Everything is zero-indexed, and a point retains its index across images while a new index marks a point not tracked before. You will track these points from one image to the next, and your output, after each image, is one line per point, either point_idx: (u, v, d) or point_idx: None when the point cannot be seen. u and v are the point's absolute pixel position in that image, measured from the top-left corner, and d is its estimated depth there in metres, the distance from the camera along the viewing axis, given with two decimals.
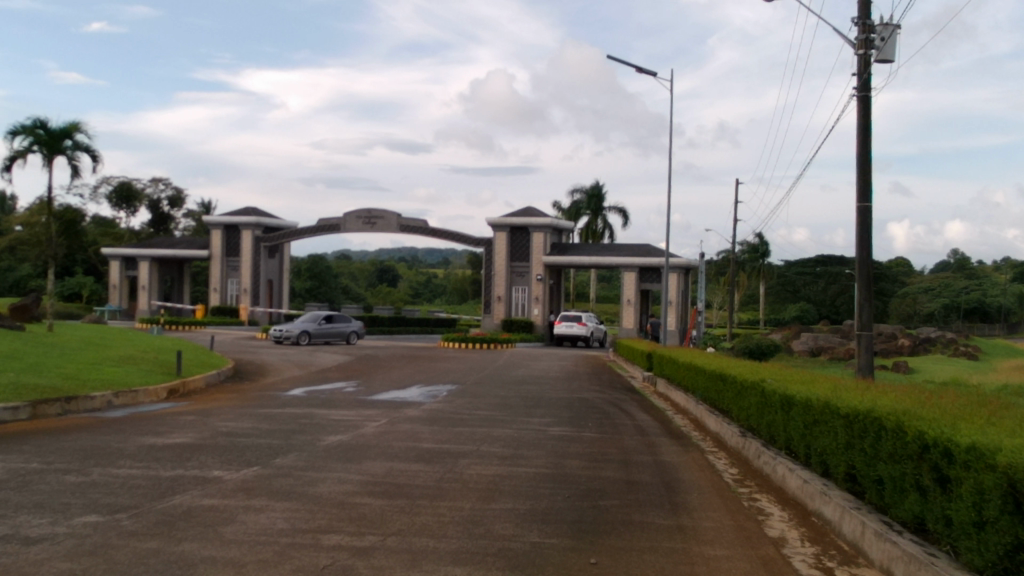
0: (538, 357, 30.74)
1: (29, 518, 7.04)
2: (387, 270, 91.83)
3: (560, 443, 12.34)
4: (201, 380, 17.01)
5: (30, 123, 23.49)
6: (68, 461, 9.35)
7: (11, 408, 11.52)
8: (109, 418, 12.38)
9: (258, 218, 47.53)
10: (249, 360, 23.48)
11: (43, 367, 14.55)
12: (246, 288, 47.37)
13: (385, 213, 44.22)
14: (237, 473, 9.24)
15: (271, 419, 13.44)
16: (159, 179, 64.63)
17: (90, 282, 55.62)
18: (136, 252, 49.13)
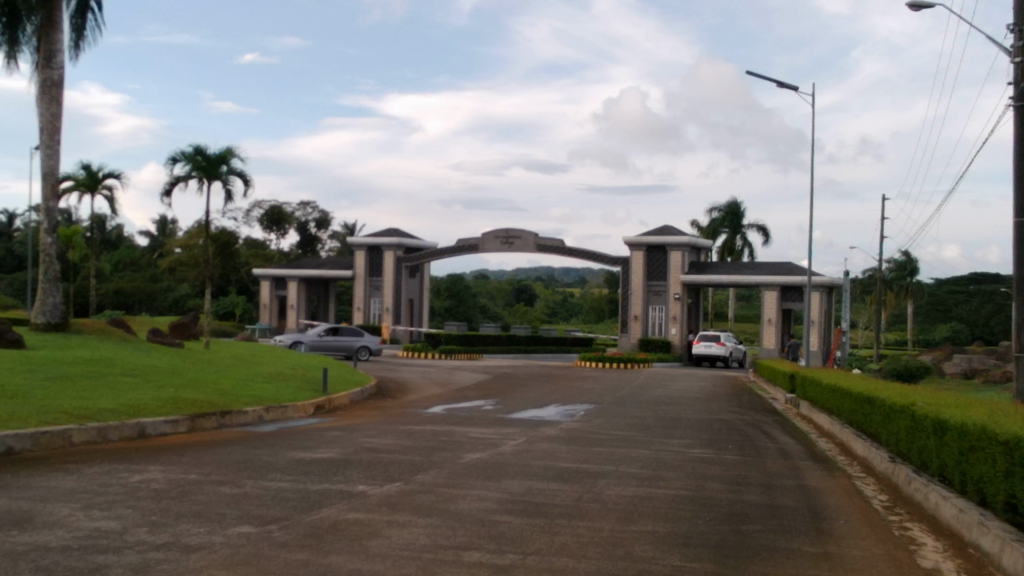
0: (676, 378, 30.34)
1: (188, 526, 7.41)
2: (525, 289, 92.51)
3: (700, 465, 12.16)
4: (346, 397, 17.48)
5: (190, 150, 24.81)
6: (224, 473, 9.78)
7: (171, 421, 12.12)
8: (260, 432, 12.90)
9: (399, 239, 48.70)
10: (391, 378, 24.04)
11: (199, 383, 15.23)
12: (388, 307, 48.54)
13: (522, 232, 44.64)
14: (381, 488, 9.48)
15: (413, 436, 13.72)
16: (307, 202, 67.06)
17: (242, 301, 58.10)
18: (285, 272, 51.06)
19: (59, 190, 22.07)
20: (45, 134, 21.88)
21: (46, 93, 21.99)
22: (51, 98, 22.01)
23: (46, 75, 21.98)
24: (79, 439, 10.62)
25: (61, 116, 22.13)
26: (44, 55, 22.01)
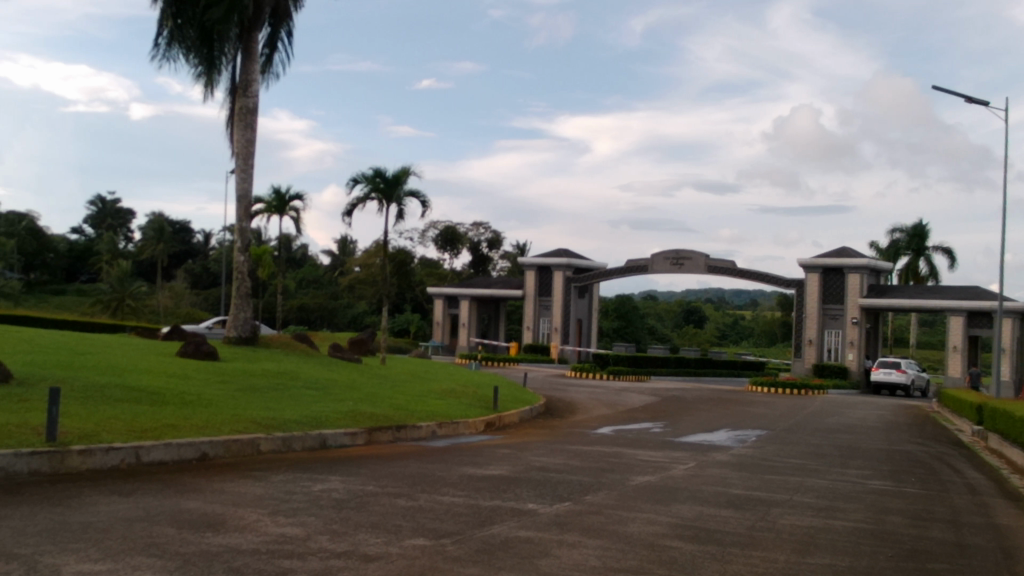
0: (853, 406, 29.14)
1: (367, 536, 7.67)
2: (694, 311, 91.20)
3: (881, 498, 11.64)
4: (515, 415, 17.66)
5: (370, 173, 25.78)
6: (399, 486, 10.08)
7: (349, 433, 12.56)
8: (434, 447, 13.22)
9: (568, 259, 48.96)
10: (559, 398, 24.14)
11: (376, 398, 15.75)
12: (556, 327, 48.77)
13: (693, 253, 44.07)
14: (551, 507, 9.53)
15: (582, 456, 13.73)
16: (479, 223, 68.46)
17: (416, 319, 59.88)
18: (457, 291, 52.22)
19: (251, 211, 23.36)
20: (240, 159, 23.23)
21: (242, 120, 23.35)
22: (246, 124, 23.34)
23: (242, 103, 23.32)
24: (267, 447, 11.15)
25: (254, 141, 23.44)
26: (241, 84, 23.36)
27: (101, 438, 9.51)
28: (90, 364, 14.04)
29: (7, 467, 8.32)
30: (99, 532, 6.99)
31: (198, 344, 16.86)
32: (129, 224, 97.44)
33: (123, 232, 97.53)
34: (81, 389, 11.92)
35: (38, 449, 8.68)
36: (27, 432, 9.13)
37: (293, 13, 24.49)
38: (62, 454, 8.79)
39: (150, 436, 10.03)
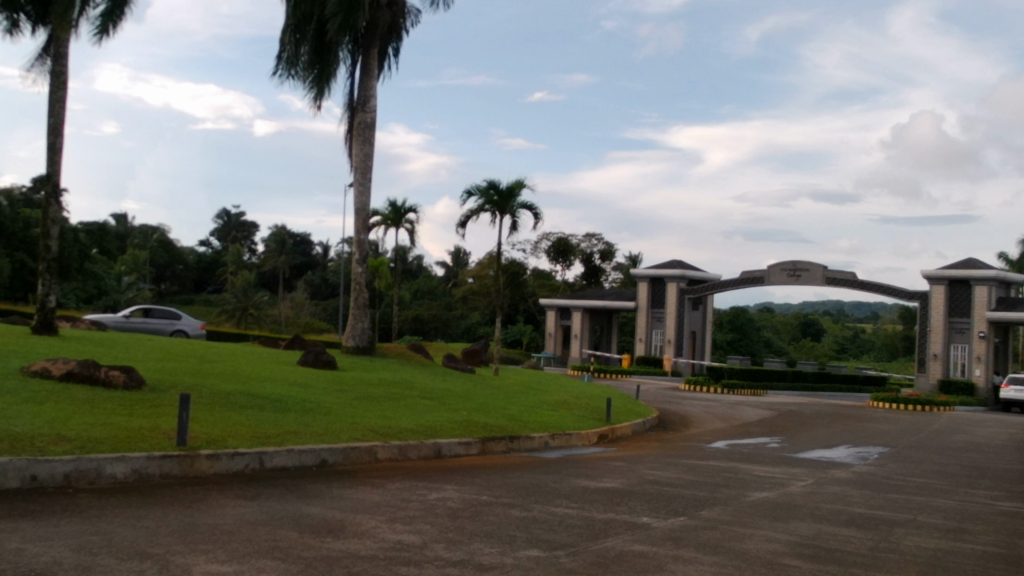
0: (983, 423, 27.93)
1: (481, 545, 7.72)
2: (812, 324, 89.03)
3: (1011, 520, 11.12)
4: (628, 428, 17.53)
5: (484, 185, 26.03)
6: (513, 496, 10.13)
7: (464, 442, 12.70)
8: (547, 458, 13.25)
9: (682, 271, 48.43)
10: (674, 411, 23.87)
11: (489, 408, 15.89)
12: (669, 339, 48.26)
13: (810, 264, 43.04)
14: (665, 521, 9.44)
15: (697, 470, 13.55)
16: (592, 234, 68.38)
17: (529, 330, 60.14)
18: (570, 303, 52.25)
19: (369, 224, 23.88)
20: (359, 173, 23.77)
21: (360, 135, 23.89)
22: (364, 138, 23.88)
23: (361, 118, 23.88)
24: (383, 456, 11.35)
25: (372, 155, 23.95)
26: (360, 99, 23.93)
27: (227, 443, 9.84)
28: (216, 372, 14.55)
29: (140, 468, 8.66)
30: (227, 535, 7.23)
31: (318, 353, 17.32)
32: (254, 236, 100.93)
33: (248, 244, 101.09)
34: (209, 395, 12.37)
35: (169, 452, 9.03)
36: (160, 436, 9.52)
37: (408, 29, 24.96)
38: (191, 458, 9.12)
39: (274, 442, 10.34)
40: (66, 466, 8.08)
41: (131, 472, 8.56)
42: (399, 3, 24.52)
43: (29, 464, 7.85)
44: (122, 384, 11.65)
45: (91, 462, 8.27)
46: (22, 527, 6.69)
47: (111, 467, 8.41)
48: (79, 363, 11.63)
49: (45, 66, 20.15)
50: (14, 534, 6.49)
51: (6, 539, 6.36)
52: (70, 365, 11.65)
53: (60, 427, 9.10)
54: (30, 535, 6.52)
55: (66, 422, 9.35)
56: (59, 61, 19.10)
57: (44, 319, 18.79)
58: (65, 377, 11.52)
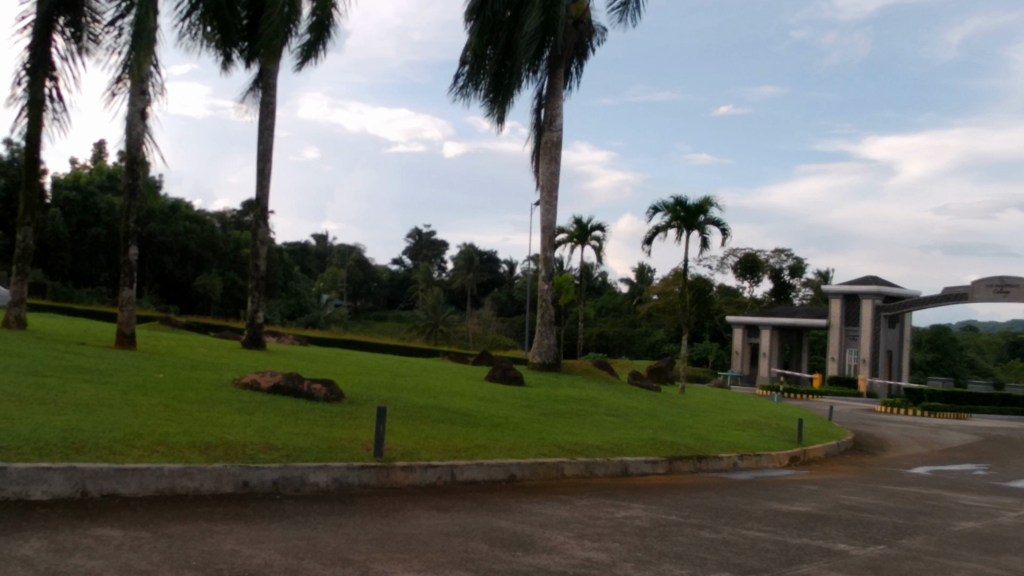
0: None
1: (671, 566, 7.63)
2: (1021, 343, 83.39)
3: None
4: (821, 450, 16.91)
5: (671, 202, 25.82)
6: (703, 517, 9.95)
7: (650, 461, 12.59)
8: (736, 480, 12.95)
9: (878, 287, 46.35)
10: (870, 434, 22.85)
11: (675, 426, 15.70)
12: (864, 358, 46.19)
13: (1020, 280, 40.35)
14: (864, 549, 9.04)
15: (896, 497, 12.90)
16: (781, 250, 66.53)
17: (715, 348, 59.04)
18: (758, 320, 50.99)
19: (555, 241, 24.15)
20: (545, 192, 24.08)
21: (547, 154, 24.19)
22: (551, 157, 24.16)
23: (548, 137, 24.19)
24: (571, 472, 11.40)
25: (559, 173, 24.19)
26: (547, 119, 24.28)
27: (422, 455, 10.16)
28: (409, 386, 15.04)
29: (340, 478, 9.02)
30: (422, 544, 7.45)
31: (505, 369, 17.63)
32: (443, 255, 103.82)
33: (437, 262, 104.09)
34: (404, 409, 12.80)
35: (367, 464, 9.38)
36: (359, 447, 9.93)
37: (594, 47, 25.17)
38: (387, 469, 9.44)
39: (464, 455, 10.60)
40: (274, 473, 8.52)
41: (332, 481, 8.94)
42: (585, 22, 24.86)
43: (241, 470, 8.32)
44: (324, 397, 12.23)
45: (296, 470, 8.69)
46: (235, 530, 7.11)
47: (315, 476, 8.82)
48: (285, 376, 12.29)
49: (257, 97, 21.43)
50: (229, 536, 6.91)
51: (222, 540, 6.77)
52: (277, 378, 12.33)
53: (269, 436, 9.64)
54: (243, 537, 6.92)
55: (273, 432, 9.87)
56: (269, 92, 20.32)
57: (252, 334, 19.89)
58: (273, 389, 12.20)
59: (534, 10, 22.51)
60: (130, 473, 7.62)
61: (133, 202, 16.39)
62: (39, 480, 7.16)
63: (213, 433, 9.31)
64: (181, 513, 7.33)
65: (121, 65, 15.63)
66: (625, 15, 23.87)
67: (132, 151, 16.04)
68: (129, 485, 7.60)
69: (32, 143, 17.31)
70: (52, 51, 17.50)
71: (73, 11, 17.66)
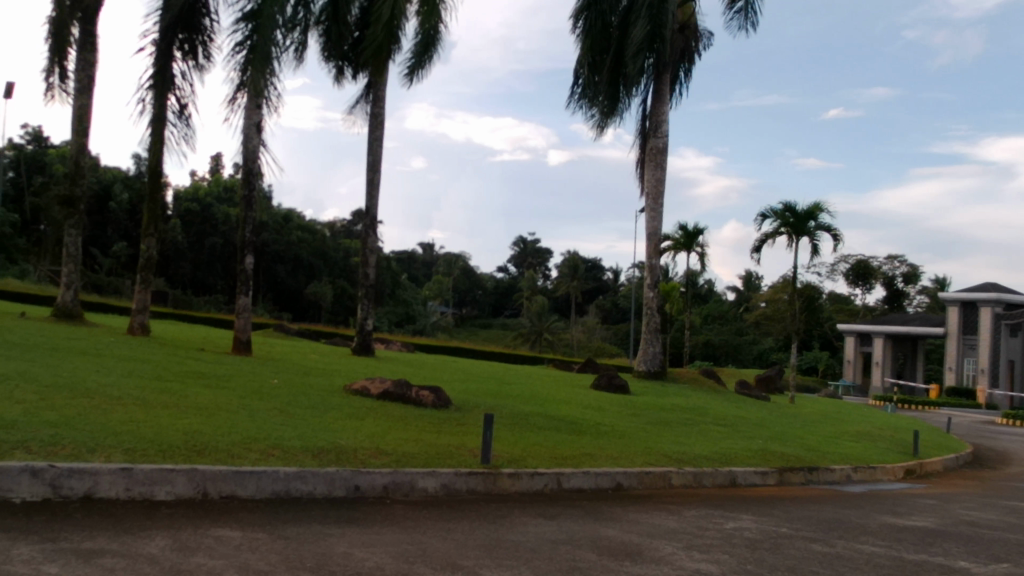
0: None
1: None
2: None
3: None
4: (939, 463, 16.32)
5: (781, 207, 25.34)
6: (815, 530, 9.71)
7: (760, 472, 12.34)
8: (850, 493, 12.60)
9: (998, 294, 44.55)
10: (990, 447, 21.97)
11: (785, 436, 15.38)
12: (983, 368, 44.42)
13: None
14: (986, 567, 8.68)
15: (1020, 513, 12.35)
16: (895, 256, 64.57)
17: (825, 357, 57.64)
18: (871, 328, 49.57)
19: (661, 248, 23.98)
20: (651, 199, 24.00)
21: (652, 160, 24.11)
22: (657, 163, 24.07)
23: (653, 144, 24.09)
24: (678, 481, 11.27)
25: (665, 179, 24.06)
26: (652, 125, 24.16)
27: (528, 462, 10.18)
28: (515, 393, 15.09)
29: (448, 483, 9.10)
30: (529, 552, 7.46)
31: (610, 377, 17.57)
32: (547, 262, 104.11)
33: (542, 270, 104.40)
34: (511, 416, 12.87)
35: (475, 470, 9.45)
36: (466, 454, 10.02)
37: (701, 51, 24.93)
38: (494, 475, 9.48)
39: (571, 463, 10.58)
40: (384, 478, 8.65)
41: (441, 487, 9.02)
42: (691, 27, 24.64)
43: (352, 475, 8.47)
44: (432, 404, 12.37)
45: (406, 475, 8.80)
46: (348, 533, 7.25)
47: (424, 481, 8.92)
48: (393, 383, 12.48)
49: (366, 108, 21.89)
50: (342, 539, 7.05)
51: (335, 542, 6.92)
52: (386, 385, 12.53)
53: (379, 442, 9.82)
54: (355, 540, 7.05)
55: (383, 437, 10.04)
56: (377, 104, 20.75)
57: (362, 341, 20.28)
58: (382, 395, 12.40)
59: (641, 20, 22.45)
60: (248, 475, 7.84)
61: (248, 214, 16.93)
62: (163, 481, 7.41)
63: (326, 438, 9.52)
64: (295, 516, 7.51)
65: (237, 81, 16.18)
66: (743, 22, 23.58)
67: (248, 163, 16.58)
68: (246, 487, 7.82)
69: (154, 155, 18.02)
70: (171, 67, 18.18)
71: (191, 30, 18.34)
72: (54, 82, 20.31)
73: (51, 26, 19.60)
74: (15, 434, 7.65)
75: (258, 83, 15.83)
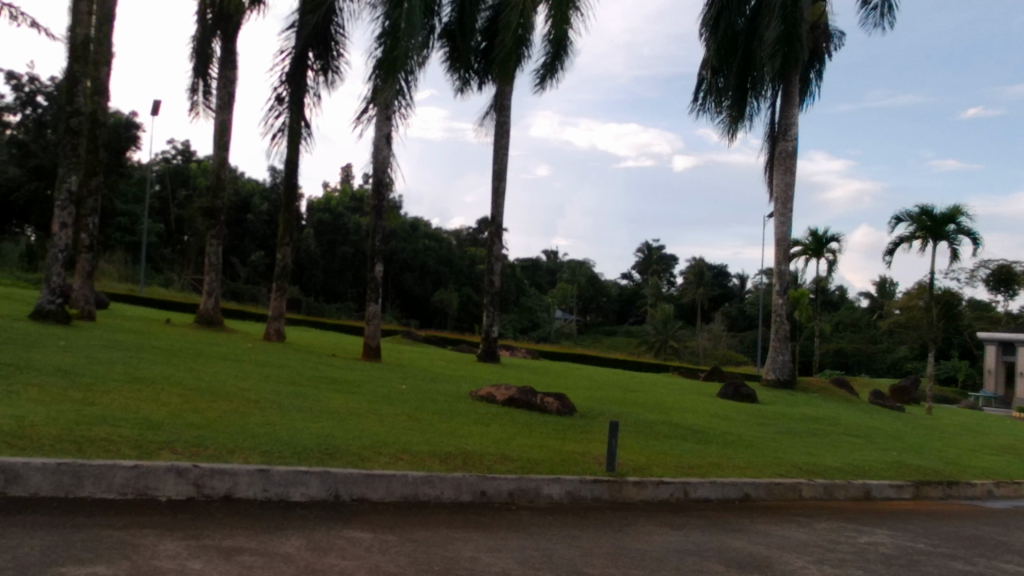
0: None
1: None
2: None
3: None
4: None
5: (917, 211, 24.43)
6: (955, 547, 9.31)
7: (895, 485, 11.92)
8: (992, 509, 12.04)
9: None
10: None
11: (921, 448, 14.81)
12: None
13: None
14: None
15: None
16: None
17: (965, 366, 55.28)
18: (1014, 337, 47.25)
19: (790, 254, 23.50)
20: (779, 204, 23.55)
21: (781, 163, 23.66)
22: (786, 167, 23.61)
23: (782, 147, 23.64)
24: (809, 493, 10.99)
25: (794, 184, 23.56)
26: (781, 128, 23.69)
27: (653, 471, 10.09)
28: (640, 401, 15.00)
29: (573, 491, 9.11)
30: (654, 560, 7.42)
31: (737, 386, 17.28)
32: (673, 269, 103.02)
33: (667, 277, 103.38)
34: (635, 424, 12.80)
35: (599, 478, 9.43)
36: (591, 461, 10.01)
37: (832, 51, 24.32)
38: (619, 484, 9.44)
39: (696, 473, 10.44)
40: (510, 484, 8.72)
41: (565, 494, 9.03)
42: (822, 26, 24.09)
43: (478, 480, 8.57)
44: (557, 410, 12.42)
45: (531, 482, 8.86)
46: (475, 538, 7.35)
47: (549, 488, 8.95)
48: (518, 390, 12.57)
49: (491, 118, 22.17)
50: (469, 543, 7.16)
51: (463, 546, 7.02)
52: (512, 391, 12.64)
53: (505, 448, 9.90)
54: (483, 545, 7.14)
55: (508, 443, 10.12)
56: (503, 113, 21.01)
57: (488, 348, 20.52)
58: (507, 402, 12.51)
59: (773, 22, 22.05)
60: (377, 478, 8.04)
61: (378, 222, 17.33)
62: (299, 483, 7.67)
63: (454, 443, 9.68)
64: (423, 519, 7.66)
65: (370, 93, 16.59)
66: (877, 20, 22.89)
67: (378, 173, 16.99)
68: (376, 490, 8.01)
69: (290, 167, 18.67)
70: (305, 81, 18.78)
71: (324, 46, 18.95)
72: (197, 99, 21.27)
73: (195, 44, 20.55)
74: (161, 435, 8.04)
75: (388, 95, 16.21)
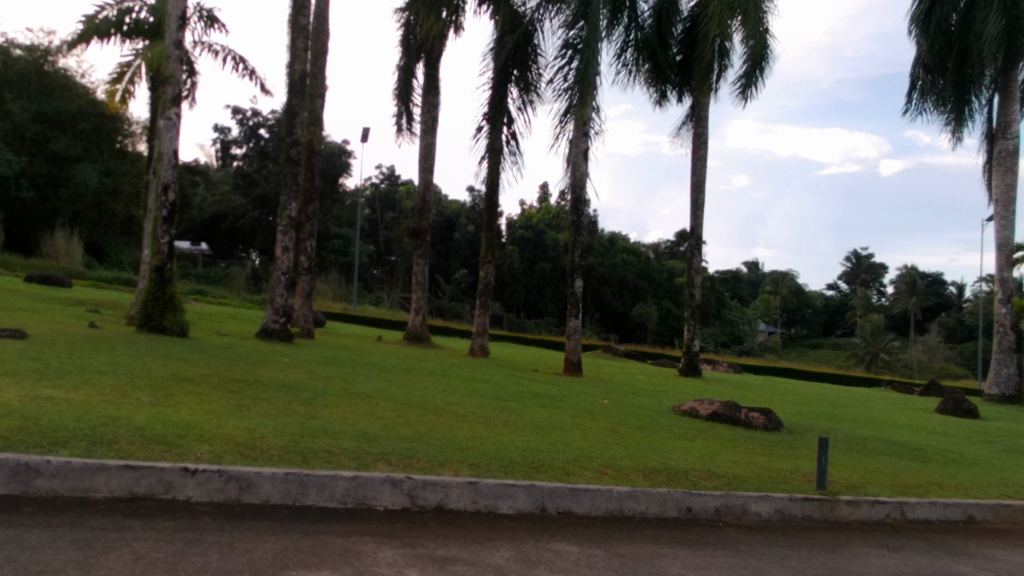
0: None
1: None
2: None
3: None
4: None
5: None
6: None
7: None
8: None
9: None
10: None
11: None
12: None
13: None
14: None
15: None
16: None
17: None
18: None
19: (1012, 259, 22.06)
20: (1000, 206, 22.16)
21: (1001, 164, 22.26)
22: (1006, 168, 22.22)
23: (1001, 146, 22.25)
24: None
25: (1016, 184, 22.15)
26: (1000, 126, 22.29)
27: (868, 490, 9.66)
28: (851, 417, 14.41)
29: (782, 508, 8.84)
30: None
31: (957, 402, 16.30)
32: (881, 278, 98.65)
33: (876, 287, 99.06)
34: (846, 440, 12.31)
35: (810, 495, 9.12)
36: (800, 479, 9.68)
37: None
38: (831, 502, 9.09)
39: (914, 492, 9.91)
40: (716, 500, 8.56)
41: (774, 512, 8.78)
42: None
43: (684, 496, 8.47)
44: (763, 425, 12.10)
45: (738, 499, 8.67)
46: (682, 554, 7.27)
47: (757, 505, 8.73)
48: (722, 405, 12.36)
49: (689, 129, 22.03)
50: (676, 560, 7.08)
51: (670, 563, 6.95)
52: (716, 407, 12.45)
53: (710, 463, 9.74)
54: (689, 563, 7.04)
55: (713, 459, 9.96)
56: (700, 123, 20.79)
57: (688, 362, 20.28)
58: (712, 417, 12.32)
59: (992, 15, 20.75)
60: (583, 492, 8.09)
61: (577, 238, 17.52)
62: (505, 496, 7.82)
63: (658, 458, 9.61)
64: (629, 534, 7.64)
65: (566, 110, 16.79)
66: None
67: (576, 190, 17.17)
68: (582, 504, 8.06)
69: (491, 186, 19.16)
70: (504, 104, 19.23)
71: (523, 66, 19.35)
72: (402, 124, 22.17)
73: (399, 73, 21.43)
74: (377, 447, 8.43)
75: (584, 112, 16.38)
